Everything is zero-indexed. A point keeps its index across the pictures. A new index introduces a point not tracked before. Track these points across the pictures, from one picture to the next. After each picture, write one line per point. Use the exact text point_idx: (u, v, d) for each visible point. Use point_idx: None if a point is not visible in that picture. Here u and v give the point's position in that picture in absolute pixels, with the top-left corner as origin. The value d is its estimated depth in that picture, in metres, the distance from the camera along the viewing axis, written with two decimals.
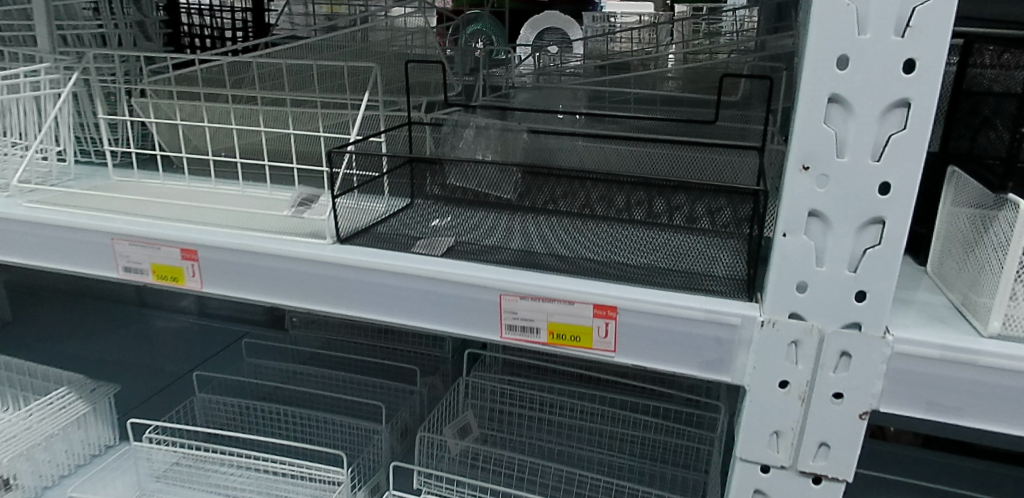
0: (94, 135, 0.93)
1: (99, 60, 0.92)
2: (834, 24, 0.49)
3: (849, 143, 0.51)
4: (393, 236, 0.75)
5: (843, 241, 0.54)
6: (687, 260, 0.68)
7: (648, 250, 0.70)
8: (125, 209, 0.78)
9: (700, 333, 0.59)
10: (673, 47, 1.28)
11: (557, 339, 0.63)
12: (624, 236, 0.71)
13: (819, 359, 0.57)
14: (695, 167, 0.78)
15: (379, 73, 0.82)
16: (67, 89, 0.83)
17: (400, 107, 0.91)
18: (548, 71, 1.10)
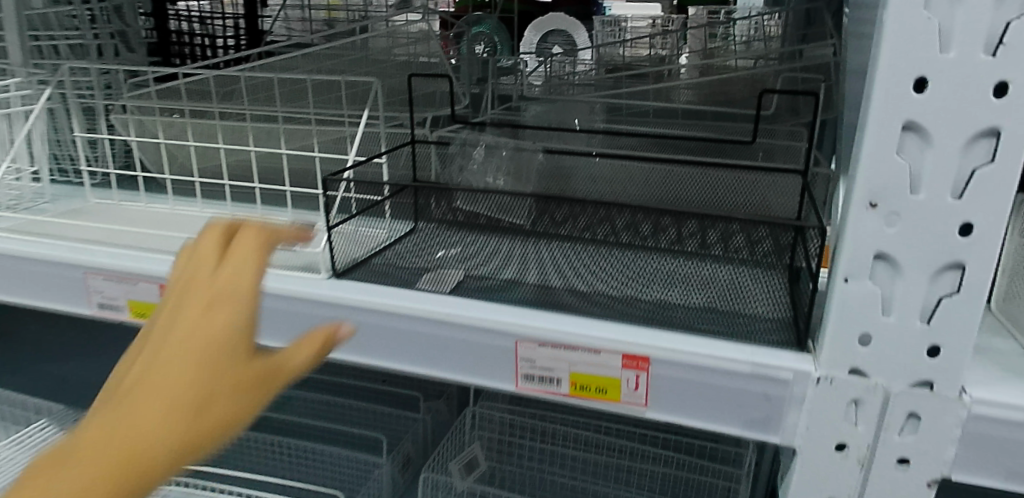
0: (72, 153, 0.87)
1: (77, 73, 0.85)
2: (913, 39, 0.42)
3: (925, 178, 0.44)
4: (396, 268, 0.68)
5: (915, 288, 0.47)
6: (722, 296, 0.61)
7: (678, 281, 0.62)
8: (102, 239, 0.71)
9: (744, 388, 0.52)
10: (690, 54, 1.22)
11: (580, 390, 0.56)
12: (649, 268, 0.63)
13: (883, 421, 0.50)
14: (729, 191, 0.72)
15: (380, 88, 0.75)
16: (40, 106, 0.77)
17: (402, 123, 0.84)
18: (561, 82, 1.03)
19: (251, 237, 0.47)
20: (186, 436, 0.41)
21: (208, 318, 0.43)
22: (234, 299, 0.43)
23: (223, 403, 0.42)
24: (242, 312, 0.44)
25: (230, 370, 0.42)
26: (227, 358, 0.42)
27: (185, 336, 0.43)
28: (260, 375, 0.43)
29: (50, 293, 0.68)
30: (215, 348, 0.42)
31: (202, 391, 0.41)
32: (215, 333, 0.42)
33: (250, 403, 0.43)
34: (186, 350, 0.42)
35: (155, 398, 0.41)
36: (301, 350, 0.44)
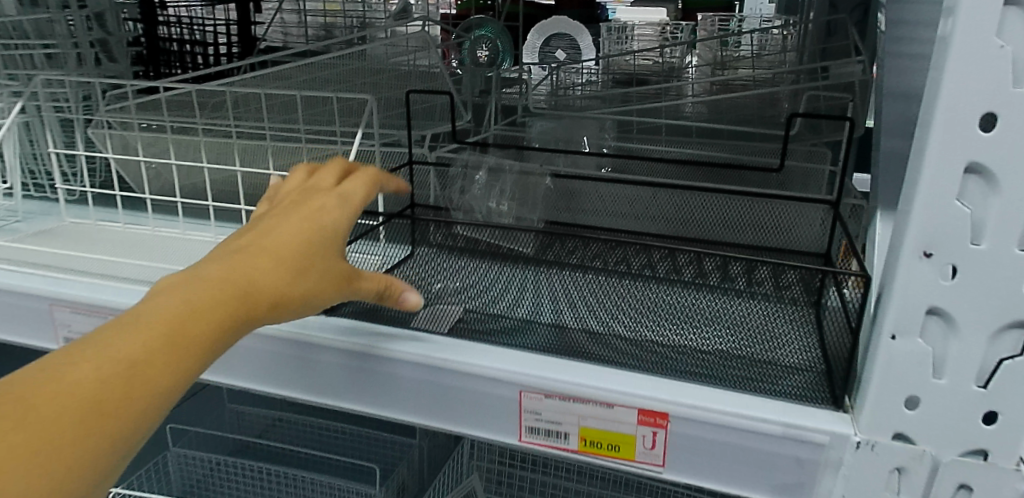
0: (48, 168, 0.83)
1: (54, 85, 0.81)
2: (977, 74, 0.37)
3: (989, 227, 0.39)
4: None
5: (973, 348, 0.41)
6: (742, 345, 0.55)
7: (698, 325, 0.57)
8: (78, 268, 0.67)
9: (773, 451, 0.47)
10: (702, 66, 1.16)
11: (590, 447, 0.51)
12: (664, 308, 0.58)
13: (930, 492, 0.45)
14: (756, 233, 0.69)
15: (375, 105, 0.70)
16: (10, 121, 0.72)
17: (400, 141, 0.79)
18: (567, 94, 0.98)
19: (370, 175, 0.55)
20: (293, 298, 0.46)
21: (328, 207, 0.49)
22: (351, 204, 0.51)
23: (326, 282, 0.48)
24: (350, 214, 0.51)
25: (335, 257, 0.49)
26: (333, 248, 0.49)
27: (307, 214, 0.48)
28: (350, 274, 0.50)
29: (26, 328, 0.64)
30: (328, 232, 0.49)
31: (314, 264, 0.47)
32: (320, 223, 0.48)
33: (340, 290, 0.49)
34: (309, 225, 0.48)
35: (277, 253, 0.45)
36: (382, 280, 0.53)
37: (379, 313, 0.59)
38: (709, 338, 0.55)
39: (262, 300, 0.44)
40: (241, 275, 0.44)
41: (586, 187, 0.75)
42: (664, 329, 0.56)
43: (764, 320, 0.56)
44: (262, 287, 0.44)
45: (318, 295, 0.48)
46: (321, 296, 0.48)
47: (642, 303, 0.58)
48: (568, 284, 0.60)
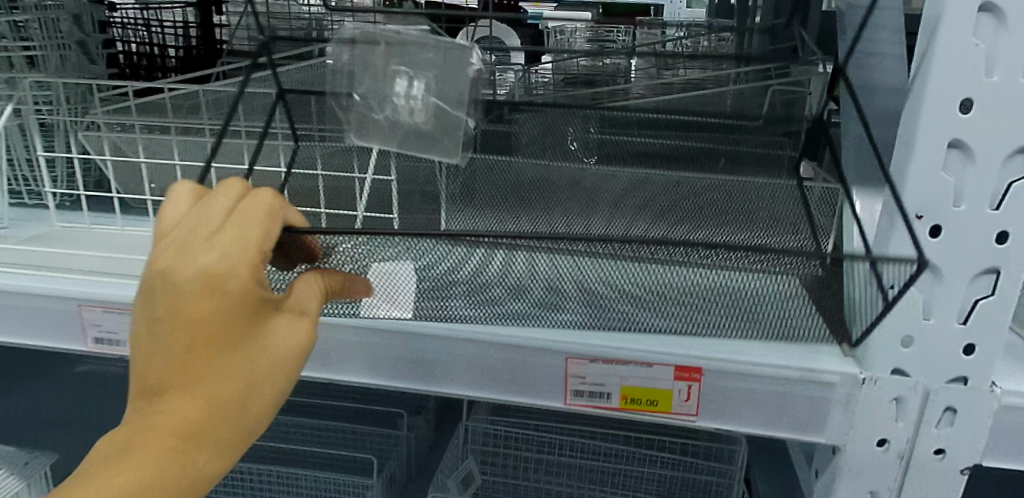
0: (28, 173, 0.81)
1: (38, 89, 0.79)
2: (959, 64, 0.46)
3: (968, 192, 0.49)
4: None
5: (956, 292, 0.50)
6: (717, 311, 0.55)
7: (669, 300, 0.55)
8: (95, 270, 0.67)
9: (792, 394, 0.55)
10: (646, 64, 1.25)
11: (631, 403, 0.57)
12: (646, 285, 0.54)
13: (922, 416, 0.54)
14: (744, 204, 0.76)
15: None
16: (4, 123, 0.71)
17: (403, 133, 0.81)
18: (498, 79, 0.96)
19: (260, 202, 0.50)
20: (256, 393, 0.52)
21: (230, 282, 0.48)
22: (245, 259, 0.48)
23: (281, 361, 0.52)
24: (252, 272, 0.49)
25: (277, 326, 0.52)
26: (256, 314, 0.50)
27: (213, 304, 0.48)
28: (293, 325, 0.52)
29: (52, 332, 0.64)
30: (247, 311, 0.50)
31: (258, 354, 0.51)
32: (229, 320, 0.49)
33: (304, 352, 0.53)
34: (222, 318, 0.49)
35: (202, 372, 0.50)
36: (319, 285, 0.53)
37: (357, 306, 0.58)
38: (686, 309, 0.55)
39: (227, 409, 0.51)
40: (182, 408, 0.50)
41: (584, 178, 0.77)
42: (638, 305, 0.55)
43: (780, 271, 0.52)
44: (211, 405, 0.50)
45: (284, 375, 0.52)
46: (285, 373, 0.52)
47: (621, 280, 0.54)
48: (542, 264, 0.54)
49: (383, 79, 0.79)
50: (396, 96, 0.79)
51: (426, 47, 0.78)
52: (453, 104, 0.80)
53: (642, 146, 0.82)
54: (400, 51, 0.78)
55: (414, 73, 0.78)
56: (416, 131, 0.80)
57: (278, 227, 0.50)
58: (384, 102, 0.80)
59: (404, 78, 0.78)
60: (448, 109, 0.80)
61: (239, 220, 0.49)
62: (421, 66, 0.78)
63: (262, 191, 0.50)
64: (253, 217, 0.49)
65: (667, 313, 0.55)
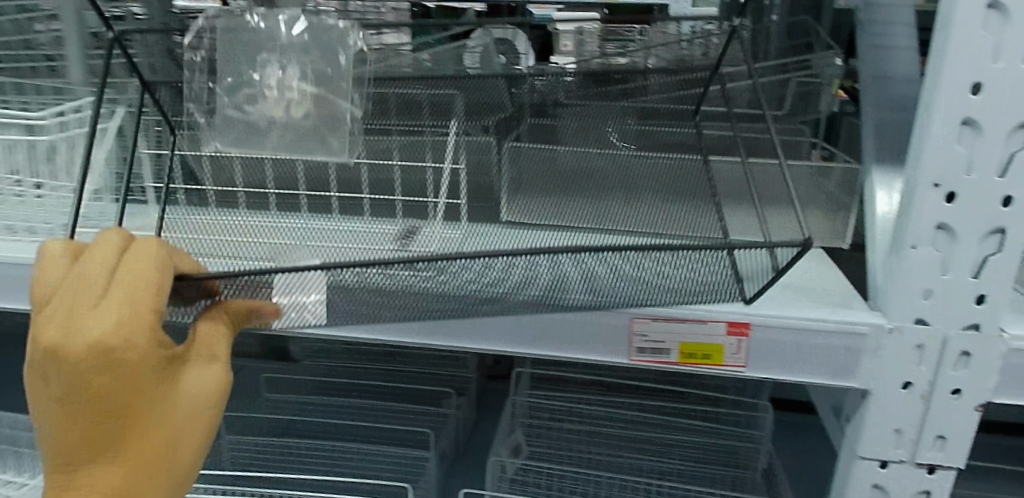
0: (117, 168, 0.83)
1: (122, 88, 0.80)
2: (970, 54, 0.55)
3: (979, 162, 0.57)
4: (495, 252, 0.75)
5: (969, 249, 0.59)
6: (668, 286, 0.63)
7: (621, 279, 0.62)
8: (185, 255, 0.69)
9: (831, 344, 0.63)
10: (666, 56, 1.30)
11: (688, 357, 0.65)
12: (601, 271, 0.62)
13: (942, 360, 0.62)
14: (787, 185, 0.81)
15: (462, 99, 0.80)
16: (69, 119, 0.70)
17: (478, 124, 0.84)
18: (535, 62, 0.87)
19: (144, 269, 0.56)
20: (185, 431, 0.61)
21: (130, 349, 0.55)
22: (139, 329, 0.55)
23: (198, 407, 0.60)
24: (150, 335, 0.56)
25: (190, 373, 0.60)
26: (165, 366, 0.58)
27: (119, 374, 0.55)
28: (206, 366, 0.61)
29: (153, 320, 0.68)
30: (154, 373, 0.57)
31: (174, 404, 0.60)
32: (137, 383, 0.57)
33: (220, 394, 0.61)
34: (130, 383, 0.56)
35: (130, 427, 0.58)
36: (222, 325, 0.62)
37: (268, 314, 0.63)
38: (636, 288, 0.63)
39: (158, 457, 0.60)
40: (122, 457, 0.59)
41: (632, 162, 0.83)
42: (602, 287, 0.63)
43: (693, 263, 0.62)
44: (151, 450, 0.60)
45: (206, 419, 0.61)
46: (207, 418, 0.61)
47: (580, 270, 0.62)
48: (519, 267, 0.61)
49: (247, 71, 0.70)
50: (267, 88, 0.69)
51: (293, 40, 0.70)
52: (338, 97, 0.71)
53: (671, 136, 0.85)
54: (263, 38, 0.70)
55: (284, 62, 0.69)
56: (293, 126, 0.70)
57: (168, 280, 0.57)
58: (254, 95, 0.70)
59: (275, 68, 0.69)
60: (325, 95, 0.70)
61: (124, 293, 0.55)
62: (289, 54, 0.69)
63: (141, 254, 0.57)
64: (143, 277, 0.55)
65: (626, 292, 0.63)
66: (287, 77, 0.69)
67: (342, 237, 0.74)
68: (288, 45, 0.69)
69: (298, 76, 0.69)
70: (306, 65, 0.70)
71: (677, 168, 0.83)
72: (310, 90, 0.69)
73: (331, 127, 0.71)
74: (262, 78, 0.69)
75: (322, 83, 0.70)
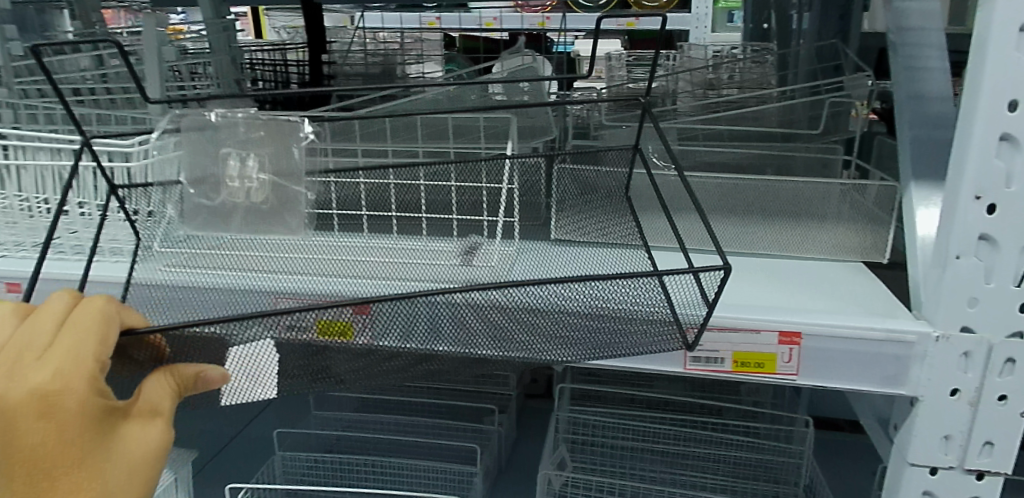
0: None
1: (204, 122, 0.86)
2: (1006, 74, 0.58)
3: (1018, 175, 0.59)
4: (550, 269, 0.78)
5: (1012, 259, 0.61)
6: (625, 327, 0.64)
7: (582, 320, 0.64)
8: (250, 267, 0.70)
9: (879, 352, 0.65)
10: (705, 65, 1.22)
11: (741, 366, 0.68)
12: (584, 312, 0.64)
13: (989, 366, 0.64)
14: (814, 201, 0.85)
15: (516, 124, 0.83)
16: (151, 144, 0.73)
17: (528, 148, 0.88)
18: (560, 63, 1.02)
19: (90, 314, 0.53)
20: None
21: (66, 398, 0.50)
22: (77, 370, 0.50)
23: (135, 471, 0.53)
24: (89, 379, 0.50)
25: (132, 430, 0.54)
26: (102, 422, 0.52)
27: (50, 422, 0.50)
28: (148, 424, 0.54)
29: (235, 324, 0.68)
30: (90, 427, 0.51)
31: (108, 465, 0.52)
32: (67, 437, 0.50)
33: (161, 455, 0.55)
34: (64, 439, 0.50)
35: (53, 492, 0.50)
36: (170, 384, 0.57)
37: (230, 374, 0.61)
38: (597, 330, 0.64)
39: None
40: None
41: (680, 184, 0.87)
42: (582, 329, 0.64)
43: (630, 296, 0.65)
44: None
45: (142, 486, 0.53)
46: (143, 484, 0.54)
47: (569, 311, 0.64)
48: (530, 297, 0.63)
49: (208, 162, 0.64)
50: (229, 177, 0.64)
51: (253, 125, 0.64)
52: (291, 181, 0.64)
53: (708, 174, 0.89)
54: (224, 132, 0.63)
55: (245, 152, 0.63)
56: (255, 213, 0.64)
57: (117, 329, 0.53)
58: (217, 185, 0.64)
59: (236, 157, 0.63)
60: (284, 184, 0.64)
61: (67, 336, 0.51)
62: (249, 143, 0.63)
63: (92, 300, 0.54)
64: (90, 324, 0.52)
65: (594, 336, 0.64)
66: (249, 165, 0.63)
67: (402, 253, 0.77)
68: (246, 132, 0.63)
69: (258, 166, 0.63)
70: (272, 152, 0.64)
71: (733, 188, 0.87)
72: (266, 178, 0.63)
73: (286, 208, 0.64)
74: (222, 169, 0.64)
75: (280, 171, 0.64)
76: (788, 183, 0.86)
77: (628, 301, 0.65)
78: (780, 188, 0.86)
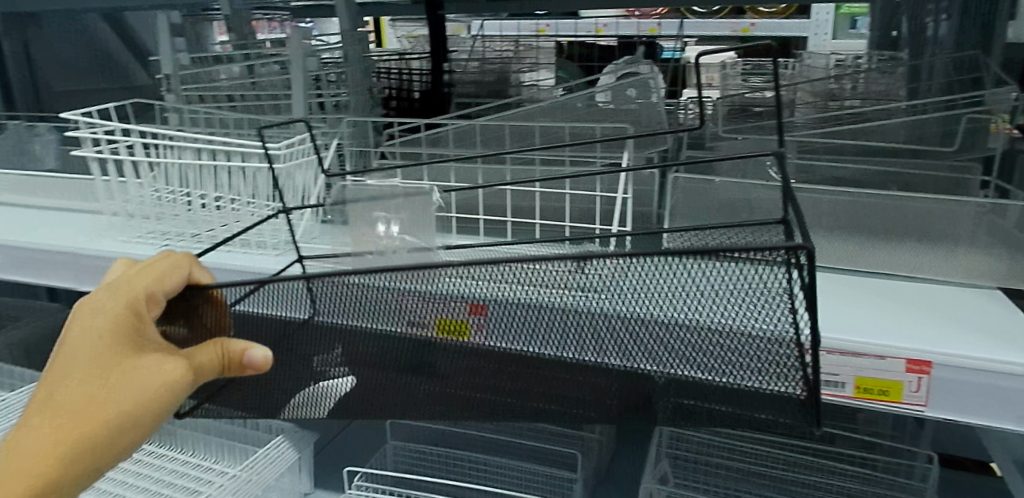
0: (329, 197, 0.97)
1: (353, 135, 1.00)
2: None
3: None
4: None
5: None
6: (717, 314, 0.63)
7: (672, 301, 0.64)
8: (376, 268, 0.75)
9: (1019, 388, 0.61)
10: (831, 69, 1.11)
11: (864, 392, 0.66)
12: (676, 294, 0.63)
13: None
14: (951, 220, 0.80)
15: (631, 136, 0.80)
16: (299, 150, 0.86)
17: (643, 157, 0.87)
18: (690, 66, 1.19)
19: (163, 265, 0.65)
20: (128, 415, 0.61)
21: (105, 310, 0.62)
22: (128, 297, 0.62)
23: (135, 389, 0.61)
24: (133, 306, 0.62)
25: (157, 364, 0.62)
26: (134, 347, 0.61)
27: (93, 332, 0.61)
28: (176, 362, 0.62)
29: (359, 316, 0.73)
30: (121, 346, 0.61)
31: (125, 382, 0.61)
32: (99, 347, 0.60)
33: (176, 393, 0.62)
34: (95, 345, 0.60)
35: (77, 389, 0.60)
36: (212, 344, 0.64)
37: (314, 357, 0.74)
38: (687, 313, 0.64)
39: (95, 433, 0.60)
40: (56, 421, 0.60)
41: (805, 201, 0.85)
42: (677, 310, 0.64)
43: (721, 284, 0.61)
44: (84, 422, 0.60)
45: (146, 412, 0.61)
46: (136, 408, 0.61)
47: (661, 292, 0.64)
48: (626, 278, 0.64)
49: (365, 228, 0.80)
50: (378, 238, 0.79)
51: (397, 198, 0.78)
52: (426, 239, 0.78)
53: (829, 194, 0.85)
54: (377, 200, 0.79)
55: (390, 217, 0.79)
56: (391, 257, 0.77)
57: (177, 277, 0.65)
58: (368, 242, 0.79)
59: (385, 222, 0.79)
60: (419, 243, 0.78)
61: (139, 273, 0.64)
62: (394, 211, 0.78)
63: (172, 254, 0.66)
64: (157, 270, 0.64)
65: (685, 318, 0.64)
66: (393, 228, 0.79)
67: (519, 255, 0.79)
68: (396, 202, 0.78)
69: (398, 228, 0.78)
70: (408, 219, 0.79)
71: (852, 206, 0.84)
72: (405, 238, 0.78)
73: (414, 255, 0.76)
74: (375, 231, 0.79)
75: (414, 231, 0.78)
76: (918, 202, 0.81)
77: (726, 292, 0.62)
78: (910, 208, 0.81)
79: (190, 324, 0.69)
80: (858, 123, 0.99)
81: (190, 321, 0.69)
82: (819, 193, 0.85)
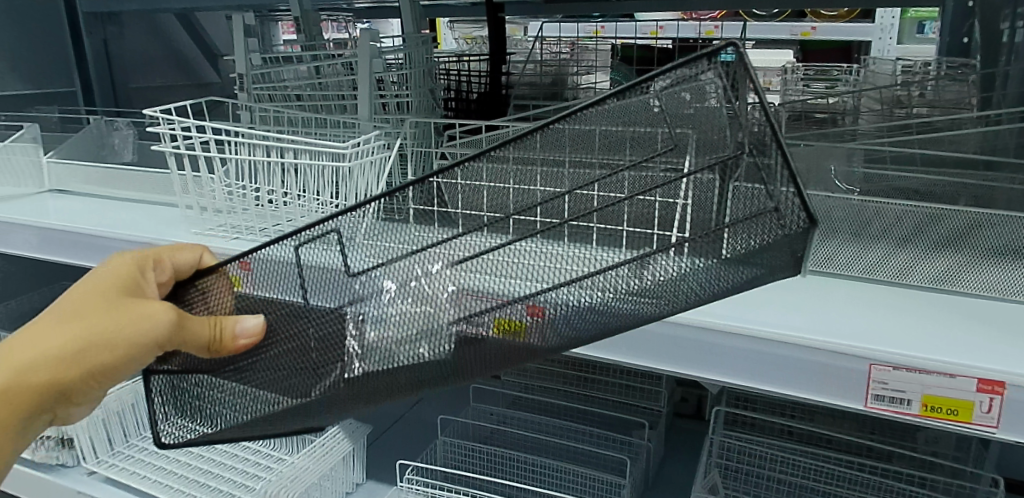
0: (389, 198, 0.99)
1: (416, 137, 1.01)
2: None
3: None
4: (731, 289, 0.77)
5: None
6: None
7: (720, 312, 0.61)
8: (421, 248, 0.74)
9: None
10: (901, 77, 1.08)
11: (932, 411, 0.64)
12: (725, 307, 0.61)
13: None
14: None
15: None
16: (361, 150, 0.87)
17: None
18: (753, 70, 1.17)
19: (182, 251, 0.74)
20: (102, 345, 0.62)
21: (121, 265, 0.69)
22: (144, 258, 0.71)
23: (109, 324, 0.62)
24: (147, 269, 0.70)
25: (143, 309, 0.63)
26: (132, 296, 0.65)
27: (99, 278, 0.67)
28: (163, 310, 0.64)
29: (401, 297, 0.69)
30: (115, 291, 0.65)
31: (107, 315, 0.63)
32: (99, 287, 0.65)
33: (152, 337, 0.63)
34: (95, 286, 0.65)
35: (59, 315, 0.63)
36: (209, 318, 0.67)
37: (316, 381, 0.69)
38: None
39: (62, 357, 0.62)
40: (28, 341, 0.62)
41: (873, 211, 0.83)
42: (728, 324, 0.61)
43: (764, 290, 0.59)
44: (55, 343, 0.62)
45: (117, 346, 0.62)
46: (106, 336, 0.62)
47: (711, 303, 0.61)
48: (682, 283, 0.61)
49: None
50: None
51: None
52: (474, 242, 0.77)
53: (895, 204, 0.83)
54: None
55: None
56: None
57: (192, 256, 0.74)
58: None
59: None
60: None
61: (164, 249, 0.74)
62: None
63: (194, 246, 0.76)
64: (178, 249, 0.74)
65: None
66: None
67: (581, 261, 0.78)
68: None
69: None
70: None
71: (923, 219, 0.81)
72: None
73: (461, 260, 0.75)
74: None
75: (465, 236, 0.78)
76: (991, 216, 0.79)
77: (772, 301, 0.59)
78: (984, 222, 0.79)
79: (198, 304, 0.73)
80: (927, 131, 0.96)
81: (199, 300, 0.73)
82: (887, 202, 0.83)
